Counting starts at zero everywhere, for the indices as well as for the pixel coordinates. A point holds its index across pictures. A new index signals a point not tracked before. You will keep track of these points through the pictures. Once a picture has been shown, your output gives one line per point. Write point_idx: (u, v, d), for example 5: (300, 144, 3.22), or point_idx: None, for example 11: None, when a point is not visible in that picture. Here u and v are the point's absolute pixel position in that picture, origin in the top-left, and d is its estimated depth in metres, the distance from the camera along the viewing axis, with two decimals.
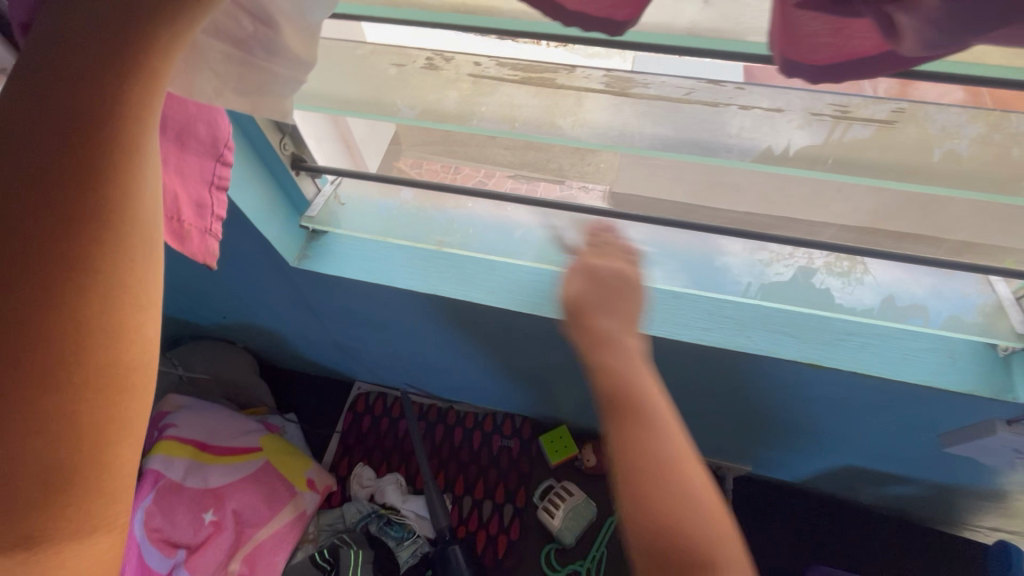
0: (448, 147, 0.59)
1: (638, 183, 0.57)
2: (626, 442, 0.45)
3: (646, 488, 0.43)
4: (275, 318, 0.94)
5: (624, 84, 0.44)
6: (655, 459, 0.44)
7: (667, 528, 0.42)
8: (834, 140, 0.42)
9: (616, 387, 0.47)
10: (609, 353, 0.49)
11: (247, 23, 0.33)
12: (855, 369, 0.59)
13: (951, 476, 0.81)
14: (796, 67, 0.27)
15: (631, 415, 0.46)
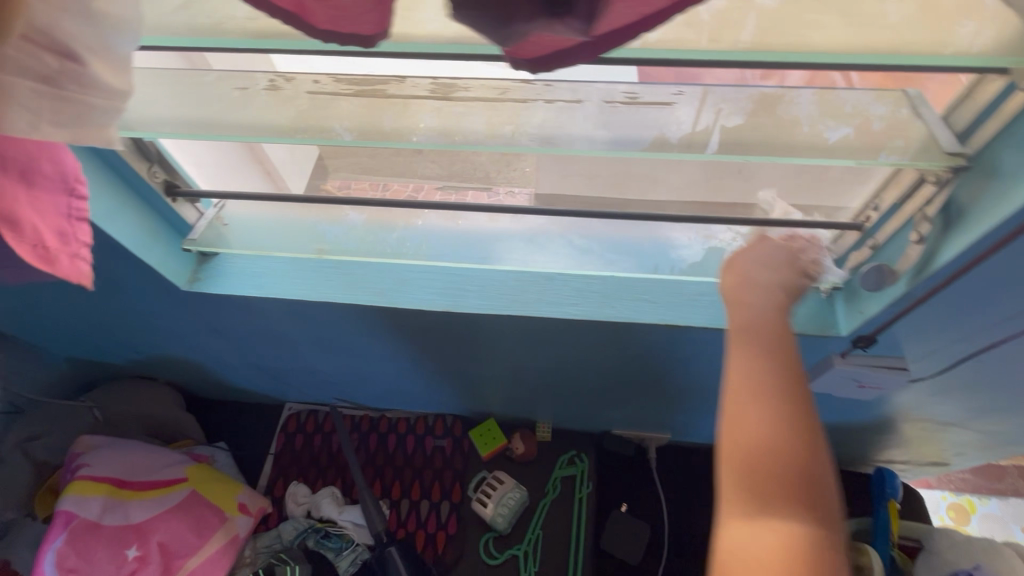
0: (365, 164, 0.66)
1: (559, 181, 0.64)
2: (760, 360, 0.49)
3: (782, 409, 0.47)
4: (189, 347, 0.95)
5: (446, 90, 0.50)
6: (792, 368, 0.49)
7: (756, 453, 0.46)
8: (623, 122, 0.49)
9: (749, 323, 0.51)
10: (754, 298, 0.53)
11: (51, 58, 0.36)
12: (707, 323, 0.67)
13: (833, 415, 0.90)
14: (519, 61, 0.33)
15: (773, 334, 0.50)
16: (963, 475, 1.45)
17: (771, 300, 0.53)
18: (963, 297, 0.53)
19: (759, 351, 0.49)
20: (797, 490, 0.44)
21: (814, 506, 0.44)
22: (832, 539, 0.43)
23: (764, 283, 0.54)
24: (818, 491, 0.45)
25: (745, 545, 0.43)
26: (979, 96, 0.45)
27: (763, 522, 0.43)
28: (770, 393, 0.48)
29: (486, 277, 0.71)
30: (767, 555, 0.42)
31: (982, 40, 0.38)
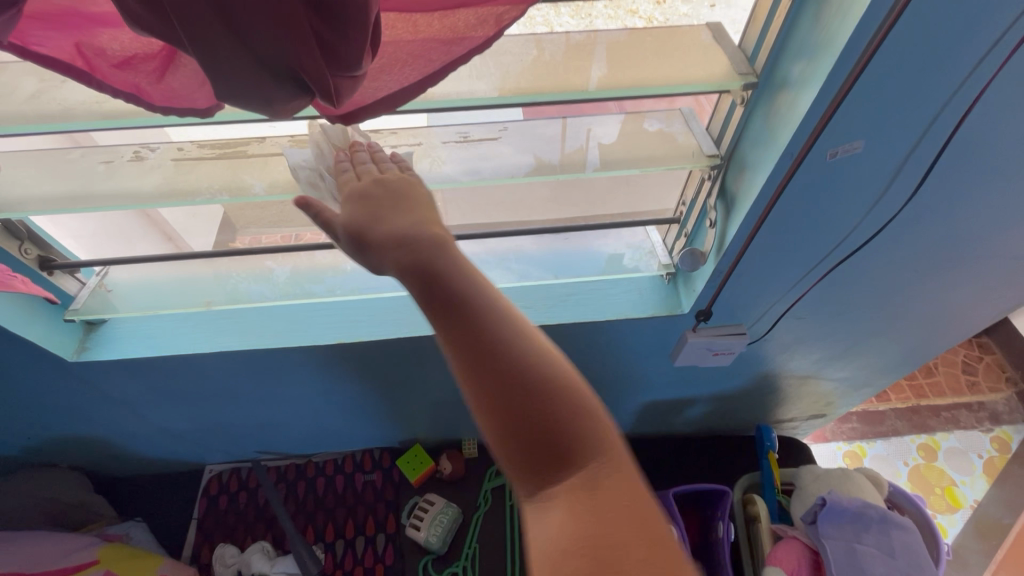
0: (286, 220, 0.72)
1: (466, 209, 0.72)
2: (487, 377, 0.39)
3: (528, 439, 0.38)
4: (87, 423, 0.92)
5: (304, 145, 0.57)
6: (526, 366, 0.39)
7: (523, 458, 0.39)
8: (461, 155, 0.58)
9: (462, 344, 0.40)
10: (451, 299, 0.41)
11: None
12: (574, 319, 0.77)
13: (713, 385, 1.03)
14: (334, 119, 0.41)
15: (496, 340, 0.40)
16: (850, 425, 1.60)
17: (471, 292, 0.41)
18: (757, 263, 0.67)
19: (483, 367, 0.39)
20: (568, 482, 0.37)
21: (595, 483, 0.37)
22: (600, 470, 0.38)
23: (452, 270, 0.42)
24: (594, 452, 0.38)
25: (534, 533, 0.37)
26: (720, 112, 0.58)
27: (559, 532, 0.36)
28: (518, 419, 0.38)
29: (376, 304, 0.79)
30: (540, 548, 0.36)
31: (701, 71, 0.50)
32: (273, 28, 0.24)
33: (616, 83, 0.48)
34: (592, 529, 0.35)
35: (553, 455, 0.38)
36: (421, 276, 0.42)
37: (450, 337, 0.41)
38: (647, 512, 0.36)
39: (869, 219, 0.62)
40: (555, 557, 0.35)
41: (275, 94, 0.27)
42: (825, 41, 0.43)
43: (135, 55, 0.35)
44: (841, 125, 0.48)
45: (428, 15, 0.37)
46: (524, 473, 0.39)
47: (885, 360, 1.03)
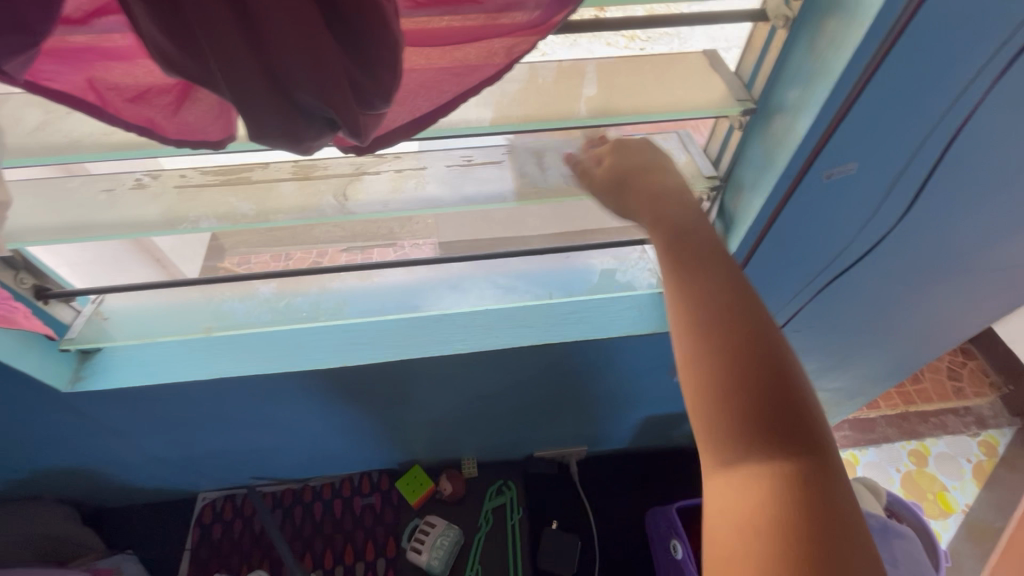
0: (282, 240, 0.73)
1: (460, 229, 0.74)
2: (730, 347, 0.43)
3: (758, 413, 0.42)
4: (78, 453, 0.89)
5: (307, 170, 0.57)
6: (771, 351, 0.43)
7: (729, 430, 0.42)
8: (454, 179, 0.59)
9: (705, 313, 0.45)
10: (709, 269, 0.46)
11: None
12: (575, 337, 0.78)
13: None
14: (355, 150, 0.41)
15: (743, 321, 0.44)
16: (843, 433, 1.62)
17: (714, 265, 0.47)
18: (755, 279, 0.68)
19: (722, 337, 0.44)
20: (777, 465, 0.40)
21: (799, 476, 0.40)
22: (820, 460, 0.41)
23: (718, 248, 0.48)
24: (817, 445, 0.41)
25: (723, 499, 0.41)
26: (717, 135, 0.60)
27: (745, 506, 0.40)
28: (751, 392, 0.42)
29: (375, 327, 0.79)
30: (737, 510, 0.40)
31: (699, 97, 0.51)
32: (303, 69, 0.24)
33: (605, 108, 0.50)
34: (802, 503, 0.39)
35: (772, 434, 0.41)
36: (679, 241, 0.48)
37: (686, 293, 0.46)
38: (848, 513, 0.39)
39: (862, 237, 0.64)
40: (759, 517, 0.39)
41: (305, 132, 0.27)
42: (820, 69, 0.45)
43: (149, 89, 0.35)
44: (838, 149, 0.50)
45: (440, 49, 0.38)
46: (731, 444, 0.42)
47: (878, 369, 1.04)
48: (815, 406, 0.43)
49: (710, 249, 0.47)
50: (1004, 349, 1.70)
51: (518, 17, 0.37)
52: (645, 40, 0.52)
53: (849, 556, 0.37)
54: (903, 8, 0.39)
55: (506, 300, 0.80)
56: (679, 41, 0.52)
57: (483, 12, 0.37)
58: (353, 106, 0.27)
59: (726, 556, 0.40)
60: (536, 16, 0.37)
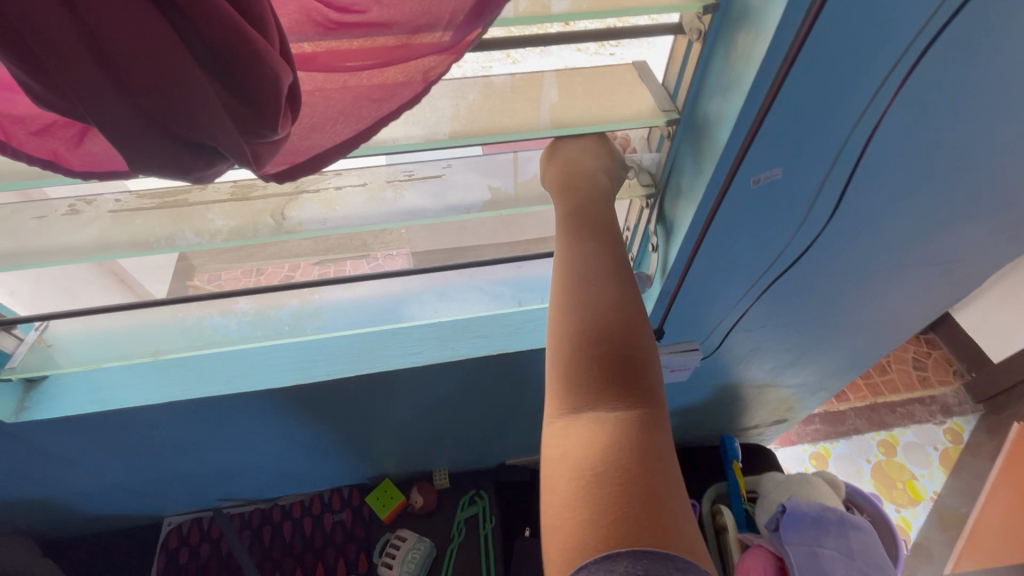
0: (240, 254, 0.72)
1: (426, 239, 0.74)
2: (599, 303, 0.47)
3: (608, 364, 0.44)
4: (29, 484, 0.87)
5: (245, 191, 0.57)
6: (629, 310, 0.47)
7: (581, 377, 0.44)
8: (409, 197, 0.59)
9: (582, 278, 0.48)
10: (592, 242, 0.51)
11: None
12: (532, 346, 0.78)
13: (679, 398, 1.05)
14: (282, 177, 0.42)
15: (613, 288, 0.48)
16: (815, 426, 1.65)
17: (598, 241, 0.51)
18: (700, 284, 0.70)
19: (593, 299, 0.47)
20: (615, 413, 0.42)
21: (627, 418, 0.42)
22: (653, 417, 0.43)
23: (604, 224, 0.53)
24: (652, 399, 0.44)
25: (563, 438, 0.43)
26: (653, 142, 0.61)
27: (580, 444, 0.42)
28: (605, 344, 0.45)
29: (332, 343, 0.78)
30: (574, 447, 0.42)
31: (629, 109, 0.52)
32: (180, 117, 0.27)
33: (566, 118, 0.51)
34: (628, 443, 0.41)
35: (613, 382, 0.44)
36: (574, 210, 0.54)
37: (570, 255, 0.50)
38: (668, 464, 0.41)
39: (799, 236, 0.66)
40: (588, 452, 0.41)
41: (194, 167, 0.30)
42: (734, 80, 0.46)
43: (53, 122, 0.35)
44: (758, 155, 0.51)
45: (357, 74, 0.38)
46: (581, 388, 0.44)
47: (836, 363, 1.07)
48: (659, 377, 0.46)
49: (601, 228, 0.52)
50: (965, 337, 1.75)
51: (429, 39, 0.37)
52: (615, 45, 0.52)
53: (660, 497, 0.38)
54: (800, 20, 0.40)
55: (470, 311, 0.80)
56: (648, 46, 0.53)
57: (394, 36, 0.37)
58: (240, 142, 0.30)
59: (556, 494, 0.40)
60: (447, 38, 0.37)
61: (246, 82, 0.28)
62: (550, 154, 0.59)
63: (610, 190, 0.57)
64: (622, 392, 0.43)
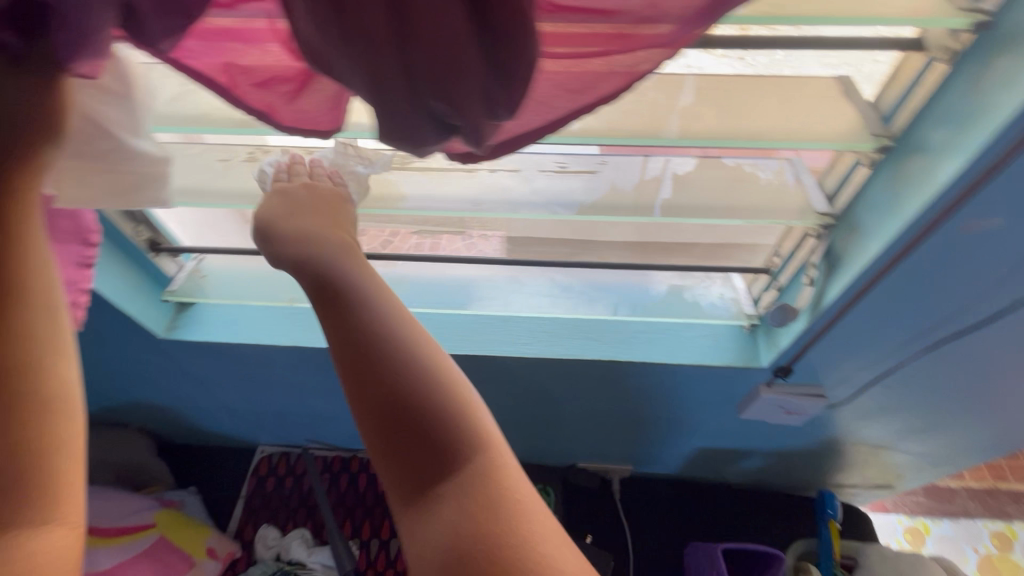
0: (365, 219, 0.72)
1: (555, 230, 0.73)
2: (381, 382, 0.40)
3: (421, 441, 0.39)
4: (160, 393, 0.97)
5: (404, 161, 0.58)
6: (417, 368, 0.41)
7: (406, 465, 0.39)
8: (562, 190, 0.58)
9: (354, 360, 0.41)
10: (356, 304, 0.44)
11: (96, 143, 0.47)
12: (643, 358, 0.75)
13: (780, 440, 0.98)
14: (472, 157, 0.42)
15: (393, 350, 0.42)
16: (915, 498, 1.47)
17: (359, 298, 0.44)
18: (852, 330, 0.62)
19: (381, 375, 0.40)
20: (450, 488, 0.38)
21: (464, 486, 0.38)
22: (488, 463, 0.39)
23: (359, 280, 0.46)
24: (478, 445, 0.40)
25: (415, 536, 0.37)
26: (839, 169, 0.57)
27: (434, 534, 0.37)
28: (408, 422, 0.39)
29: (445, 320, 0.80)
30: (431, 540, 0.36)
31: (826, 128, 0.47)
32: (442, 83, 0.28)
33: (700, 132, 0.47)
34: (479, 513, 0.37)
35: (434, 454, 0.39)
36: (320, 282, 0.46)
37: (336, 333, 0.42)
38: (523, 496, 0.39)
39: (983, 306, 0.56)
40: (447, 542, 0.36)
41: (436, 133, 0.32)
42: (977, 110, 0.40)
43: (275, 77, 0.39)
44: (983, 204, 0.43)
45: (565, 60, 0.37)
46: (404, 476, 0.39)
47: (974, 441, 0.94)
48: (482, 413, 0.43)
49: (356, 277, 0.46)
50: None
51: (652, 30, 0.35)
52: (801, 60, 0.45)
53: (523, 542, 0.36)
54: None
55: (582, 312, 0.79)
56: (853, 63, 0.46)
57: (614, 24, 0.35)
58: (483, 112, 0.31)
59: None
60: (671, 31, 0.34)
61: (506, 62, 0.28)
62: (286, 262, 0.51)
63: (345, 243, 0.52)
64: (444, 462, 0.39)
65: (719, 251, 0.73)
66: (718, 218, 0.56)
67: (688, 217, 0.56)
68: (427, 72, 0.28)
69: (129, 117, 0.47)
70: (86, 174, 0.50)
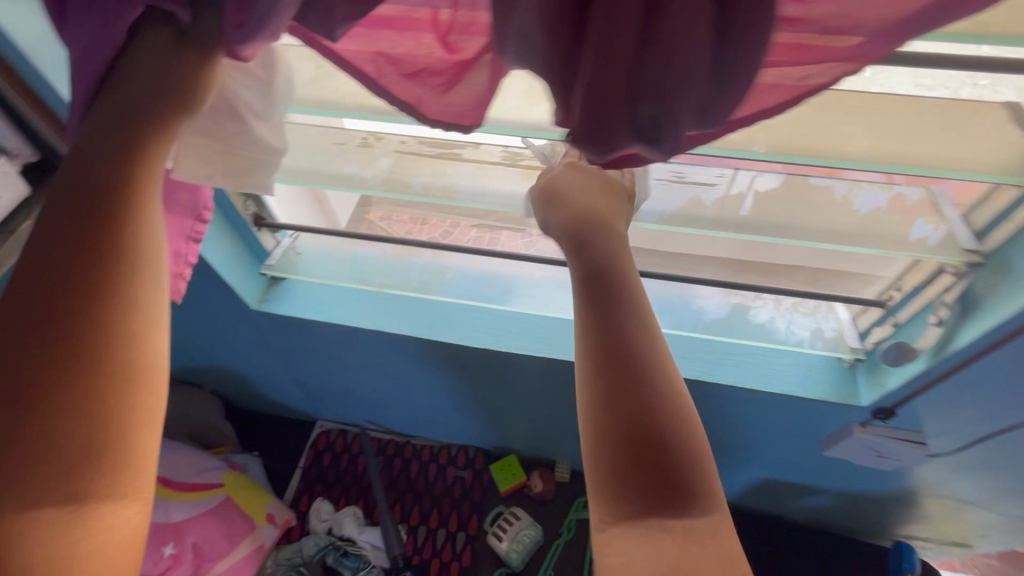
0: (460, 211, 0.73)
1: (650, 238, 0.71)
2: (626, 378, 0.39)
3: (650, 454, 0.36)
4: (239, 359, 1.01)
5: (514, 158, 0.58)
6: (662, 384, 0.39)
7: (622, 472, 0.36)
8: (673, 203, 0.57)
9: (605, 347, 0.40)
10: (617, 293, 0.42)
11: (227, 125, 0.49)
12: (729, 382, 0.72)
13: (857, 483, 0.92)
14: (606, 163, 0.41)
15: (643, 356, 0.40)
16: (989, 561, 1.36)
17: (620, 287, 0.43)
18: (979, 380, 0.57)
19: (628, 372, 0.39)
20: (664, 517, 0.35)
21: (678, 521, 0.35)
22: (705, 515, 0.36)
23: (622, 271, 0.44)
24: (701, 493, 0.36)
25: (622, 552, 0.34)
26: (996, 200, 0.52)
27: (646, 560, 0.33)
28: (646, 430, 0.37)
29: (525, 320, 0.79)
30: (639, 563, 0.33)
31: (992, 160, 0.43)
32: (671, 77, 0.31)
33: (896, 153, 0.43)
34: (694, 557, 0.34)
35: (663, 473, 0.36)
36: (579, 260, 0.45)
37: (595, 315, 0.41)
38: (742, 567, 0.34)
39: None
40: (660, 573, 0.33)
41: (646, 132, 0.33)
42: None
43: (427, 69, 0.39)
44: None
45: None
46: (633, 498, 0.36)
47: None
48: (709, 462, 0.38)
49: (616, 266, 0.44)
50: None
51: (837, 43, 0.33)
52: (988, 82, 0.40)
53: None
54: None
55: (666, 327, 0.77)
56: None
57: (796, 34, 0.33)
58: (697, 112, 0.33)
59: None
60: (859, 45, 0.32)
61: (733, 66, 0.32)
62: (550, 212, 0.50)
63: (620, 229, 0.48)
64: (673, 487, 0.36)
65: (822, 276, 0.70)
66: (824, 243, 0.54)
67: (784, 236, 0.54)
68: (661, 66, 0.31)
69: (264, 105, 0.49)
70: (201, 152, 0.50)
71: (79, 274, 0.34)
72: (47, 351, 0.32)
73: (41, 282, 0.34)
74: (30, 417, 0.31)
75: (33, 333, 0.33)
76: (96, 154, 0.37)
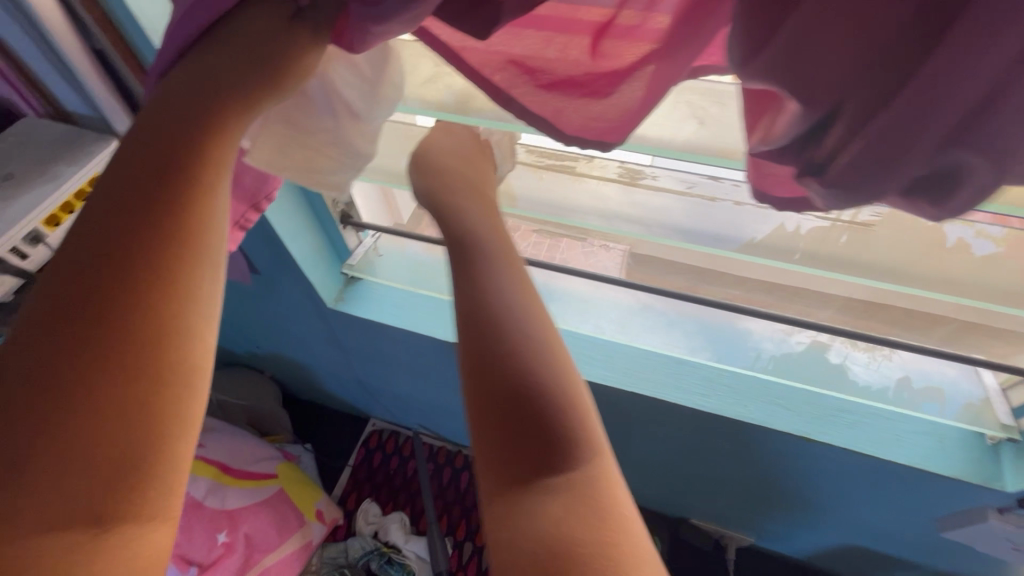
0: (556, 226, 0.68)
1: (765, 274, 0.64)
2: (470, 332, 0.35)
3: (512, 407, 0.32)
4: (303, 352, 1.01)
5: (634, 176, 0.52)
6: (527, 331, 0.35)
7: (496, 430, 0.32)
8: (818, 240, 0.49)
9: (469, 302, 0.36)
10: (478, 247, 0.40)
11: (327, 122, 0.47)
12: (842, 444, 0.64)
13: (965, 566, 0.81)
14: (766, 197, 0.35)
15: (504, 305, 0.36)
16: None
17: (470, 241, 0.40)
18: None
19: (497, 323, 0.35)
20: (545, 478, 0.31)
21: (562, 477, 0.31)
22: (593, 468, 0.32)
23: (472, 225, 0.42)
24: (590, 443, 0.32)
25: (503, 522, 0.30)
26: None
27: (525, 523, 0.30)
28: (510, 383, 0.33)
29: (611, 349, 0.74)
30: (520, 531, 0.30)
31: None
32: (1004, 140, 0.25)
33: None
34: (571, 513, 0.30)
35: (534, 429, 0.32)
36: (448, 218, 0.44)
37: (461, 271, 0.38)
38: (632, 518, 0.31)
39: None
40: (533, 534, 0.29)
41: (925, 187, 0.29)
42: None
43: (571, 80, 0.34)
44: None
45: None
46: (511, 456, 0.32)
47: None
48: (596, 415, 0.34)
49: (480, 222, 0.43)
50: None
51: None
52: None
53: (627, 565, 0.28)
54: None
55: (771, 373, 0.69)
56: None
57: None
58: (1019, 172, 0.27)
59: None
60: None
61: None
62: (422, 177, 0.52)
63: (490, 190, 0.52)
64: (552, 445, 0.32)
65: (966, 334, 0.60)
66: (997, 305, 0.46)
67: (911, 287, 0.47)
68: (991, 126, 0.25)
69: (366, 107, 0.46)
70: (283, 141, 0.47)
71: (133, 268, 0.30)
72: (90, 349, 0.28)
73: (92, 266, 0.30)
74: (63, 424, 0.28)
75: (78, 326, 0.29)
76: (162, 126, 0.33)
